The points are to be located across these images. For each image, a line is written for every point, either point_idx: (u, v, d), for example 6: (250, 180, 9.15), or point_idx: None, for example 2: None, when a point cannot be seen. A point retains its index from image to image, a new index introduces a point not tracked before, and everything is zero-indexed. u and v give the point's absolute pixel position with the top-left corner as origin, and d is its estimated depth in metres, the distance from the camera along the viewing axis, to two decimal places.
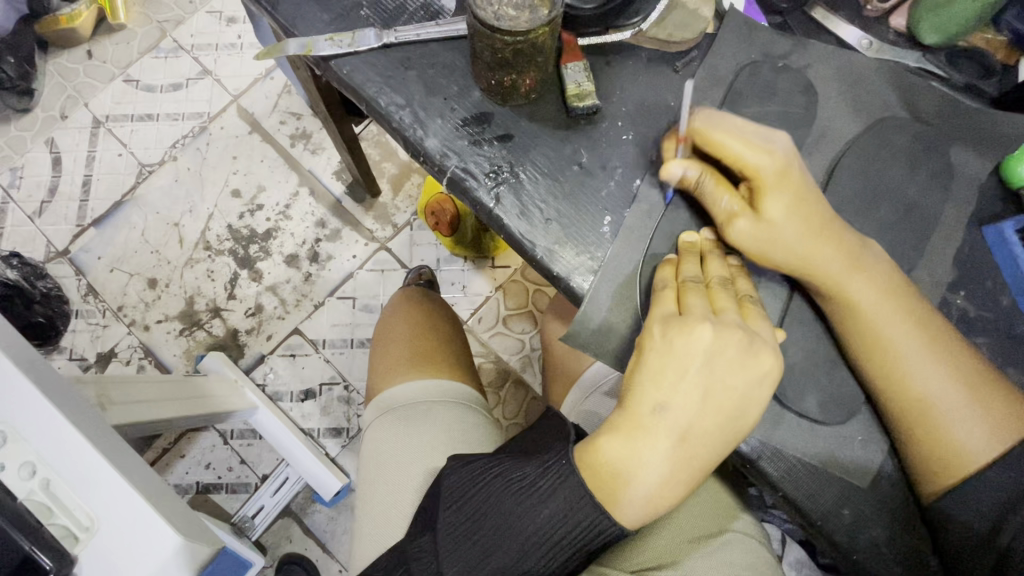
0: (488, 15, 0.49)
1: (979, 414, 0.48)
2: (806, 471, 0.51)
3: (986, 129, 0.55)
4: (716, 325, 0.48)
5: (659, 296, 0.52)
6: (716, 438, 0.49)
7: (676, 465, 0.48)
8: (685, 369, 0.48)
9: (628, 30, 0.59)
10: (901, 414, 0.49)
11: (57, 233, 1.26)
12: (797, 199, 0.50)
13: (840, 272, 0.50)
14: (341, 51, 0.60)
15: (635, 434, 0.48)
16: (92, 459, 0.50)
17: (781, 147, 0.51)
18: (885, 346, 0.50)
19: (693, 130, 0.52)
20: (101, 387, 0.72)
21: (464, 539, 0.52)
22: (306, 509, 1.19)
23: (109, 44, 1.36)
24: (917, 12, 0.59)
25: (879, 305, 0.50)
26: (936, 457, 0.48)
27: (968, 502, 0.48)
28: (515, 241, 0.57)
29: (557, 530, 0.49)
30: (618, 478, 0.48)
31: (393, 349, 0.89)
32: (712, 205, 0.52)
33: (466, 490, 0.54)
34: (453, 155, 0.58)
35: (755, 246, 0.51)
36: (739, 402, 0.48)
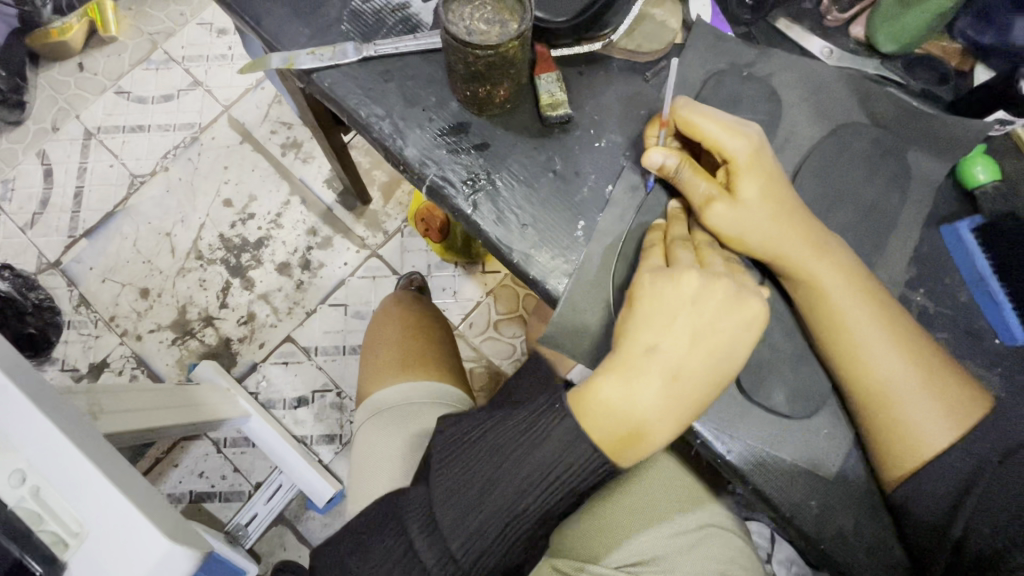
0: (460, 30, 0.51)
1: (934, 400, 0.50)
2: (775, 464, 0.53)
3: (943, 132, 0.57)
4: (703, 273, 0.51)
5: (648, 252, 0.55)
6: (705, 378, 0.50)
7: (667, 403, 0.49)
8: (674, 312, 0.50)
9: (598, 41, 0.62)
10: (861, 397, 0.51)
11: (49, 244, 1.27)
12: (768, 184, 0.53)
13: (808, 256, 0.52)
14: (321, 65, 0.62)
15: (627, 371, 0.49)
16: (80, 464, 0.50)
17: (756, 133, 0.53)
18: (849, 330, 0.51)
19: (676, 114, 0.53)
20: (93, 395, 0.72)
21: (454, 490, 0.53)
22: (300, 516, 1.20)
23: (100, 57, 1.37)
24: (872, 22, 0.61)
25: (843, 289, 0.52)
26: (895, 441, 0.50)
27: (925, 488, 0.50)
28: (493, 247, 0.59)
29: (550, 470, 0.51)
30: (610, 413, 0.49)
31: (383, 351, 0.90)
32: (690, 189, 0.53)
33: (459, 445, 0.55)
34: (432, 163, 0.60)
35: (732, 229, 0.53)
36: (728, 344, 0.50)
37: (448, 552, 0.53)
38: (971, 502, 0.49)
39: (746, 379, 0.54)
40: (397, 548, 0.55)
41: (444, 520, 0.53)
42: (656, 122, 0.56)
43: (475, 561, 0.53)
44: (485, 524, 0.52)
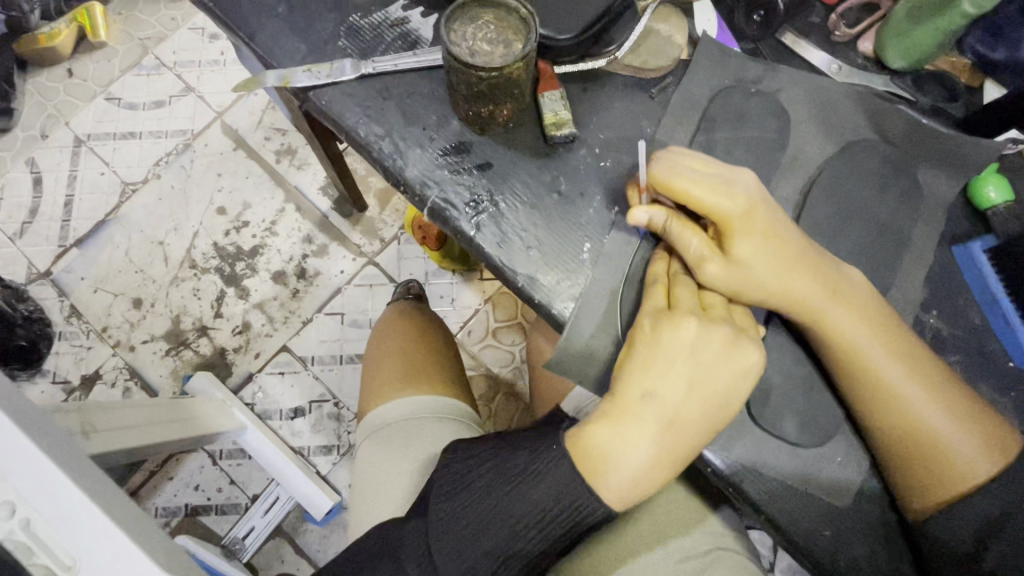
0: (462, 51, 0.50)
1: (971, 434, 0.48)
2: (787, 493, 0.52)
3: (954, 151, 0.56)
4: (702, 320, 0.50)
5: (650, 290, 0.53)
6: (702, 426, 0.49)
7: (662, 450, 0.49)
8: (671, 360, 0.49)
9: (603, 58, 0.60)
10: (892, 433, 0.50)
11: (39, 254, 1.24)
12: (767, 240, 0.50)
13: (819, 304, 0.50)
14: (318, 82, 0.60)
15: (623, 420, 0.49)
16: (73, 494, 0.48)
17: (746, 190, 0.50)
18: (872, 369, 0.50)
19: (654, 179, 0.51)
20: (86, 415, 0.71)
21: (450, 524, 0.54)
22: (298, 528, 1.16)
23: (89, 62, 1.35)
24: (884, 37, 0.59)
25: (860, 332, 0.50)
26: (925, 474, 0.49)
27: (959, 520, 0.48)
28: (497, 270, 0.57)
29: (546, 512, 0.51)
30: (606, 461, 0.49)
31: (386, 363, 0.87)
32: (682, 247, 0.52)
33: (458, 481, 0.55)
34: (433, 184, 0.59)
35: (730, 286, 0.51)
36: (725, 393, 0.49)
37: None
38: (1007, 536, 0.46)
39: (757, 408, 0.53)
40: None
41: (439, 554, 0.53)
42: (636, 188, 0.55)
43: None
44: (479, 558, 0.53)
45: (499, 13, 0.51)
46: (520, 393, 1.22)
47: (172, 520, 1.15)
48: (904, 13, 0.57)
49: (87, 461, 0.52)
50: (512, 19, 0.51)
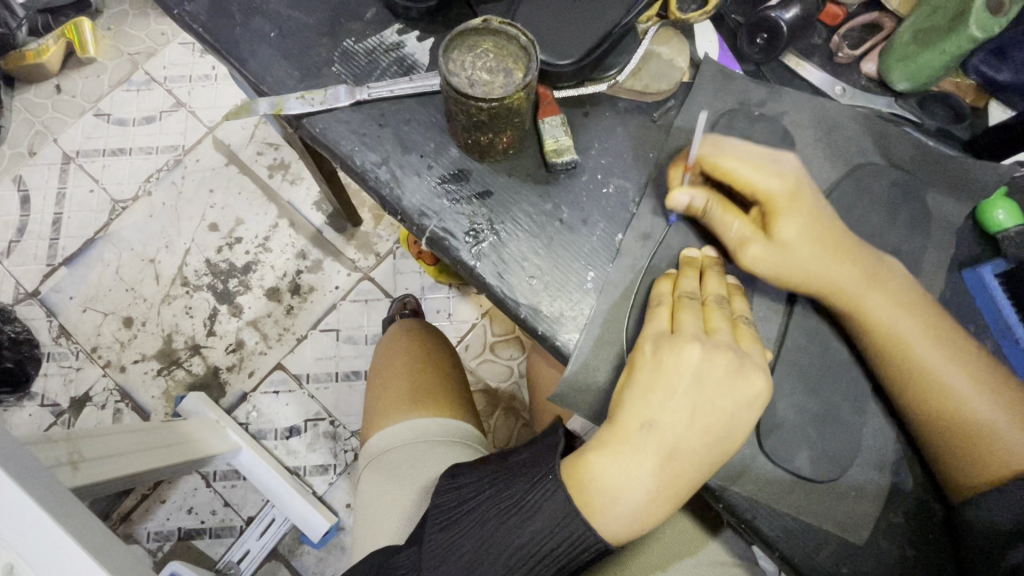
0: (461, 81, 0.49)
1: (1010, 414, 0.48)
2: (801, 529, 0.50)
3: (961, 174, 0.55)
4: (706, 346, 0.49)
5: (654, 312, 0.52)
6: (704, 457, 0.48)
7: (663, 482, 0.47)
8: (674, 387, 0.48)
9: (604, 82, 0.59)
10: (931, 416, 0.49)
11: (26, 273, 1.22)
12: (809, 221, 0.51)
13: (856, 289, 0.51)
14: (312, 109, 0.59)
15: (623, 450, 0.47)
16: (59, 540, 0.45)
17: (792, 169, 0.52)
18: (908, 350, 0.50)
19: (703, 160, 0.52)
20: (74, 442, 0.68)
21: (445, 553, 0.50)
22: (294, 551, 1.13)
23: (78, 78, 1.32)
24: (888, 59, 0.59)
25: (896, 315, 0.51)
26: (963, 455, 0.48)
27: (996, 508, 0.46)
28: (498, 301, 0.56)
29: (542, 545, 0.48)
30: (605, 493, 0.47)
31: (393, 386, 0.84)
32: (723, 231, 0.52)
33: (454, 509, 0.52)
34: (431, 214, 0.57)
35: (772, 269, 0.51)
36: (727, 422, 0.48)
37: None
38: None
39: (769, 440, 0.51)
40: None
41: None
42: (680, 165, 0.55)
43: None
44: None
45: (498, 41, 0.50)
46: (519, 408, 1.20)
47: (165, 545, 1.12)
48: (908, 37, 0.57)
49: (74, 501, 0.50)
50: (512, 46, 0.50)
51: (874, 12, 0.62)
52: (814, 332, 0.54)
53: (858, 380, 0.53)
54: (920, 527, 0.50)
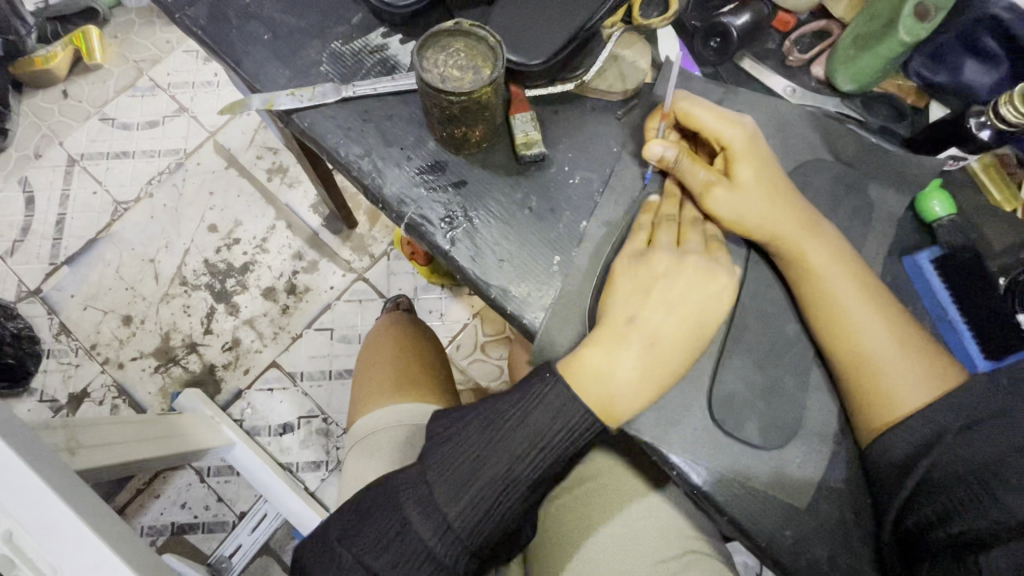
0: (434, 77, 0.53)
1: (915, 362, 0.53)
2: (749, 496, 0.54)
3: (902, 169, 0.60)
4: (675, 254, 0.57)
5: (634, 235, 0.59)
6: (685, 343, 0.55)
7: (648, 368, 0.54)
8: (650, 291, 0.56)
9: (572, 81, 0.63)
10: (855, 361, 0.53)
11: (29, 272, 1.26)
12: (762, 168, 0.57)
13: (798, 235, 0.56)
14: (301, 105, 0.63)
15: (612, 342, 0.54)
16: (55, 505, 0.49)
17: (749, 122, 0.58)
18: (835, 298, 0.54)
19: (677, 108, 0.59)
20: (71, 429, 0.72)
21: (448, 463, 0.53)
22: (285, 546, 1.16)
23: (85, 84, 1.38)
24: (832, 65, 0.63)
25: (830, 266, 0.55)
26: (870, 393, 0.52)
27: (897, 442, 0.51)
28: (471, 282, 0.60)
29: (544, 434, 0.53)
30: (599, 379, 0.53)
31: (379, 372, 0.88)
32: (690, 177, 0.58)
33: (455, 424, 0.55)
34: (410, 202, 0.61)
35: (733, 211, 0.57)
36: (700, 313, 0.55)
37: (446, 522, 0.52)
38: (927, 464, 0.49)
39: (719, 410, 0.55)
40: (390, 530, 0.53)
41: (441, 492, 0.52)
42: (656, 115, 0.60)
43: (472, 528, 0.52)
44: (481, 493, 0.52)
45: (469, 42, 0.55)
46: None
47: (159, 538, 1.15)
48: (847, 43, 0.61)
49: (71, 472, 0.53)
50: (481, 46, 0.55)
51: (823, 19, 0.67)
52: (761, 312, 0.58)
53: (803, 356, 0.57)
54: (858, 493, 0.54)
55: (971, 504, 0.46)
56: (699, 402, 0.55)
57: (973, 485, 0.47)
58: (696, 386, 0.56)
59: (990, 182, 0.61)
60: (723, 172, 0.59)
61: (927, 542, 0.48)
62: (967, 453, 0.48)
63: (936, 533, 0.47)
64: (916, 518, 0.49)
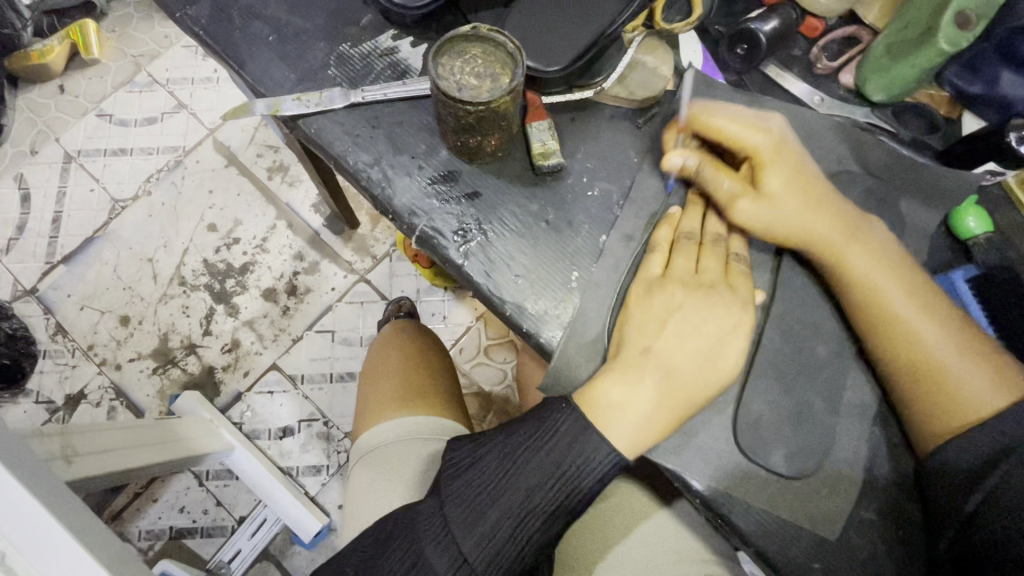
0: (450, 85, 0.51)
1: (979, 369, 0.51)
2: (774, 525, 0.52)
3: (935, 184, 0.57)
4: (686, 287, 0.55)
5: (649, 255, 0.56)
6: (699, 376, 0.52)
7: (663, 398, 0.52)
8: (666, 318, 0.54)
9: (590, 89, 0.61)
10: (910, 367, 0.52)
11: (24, 271, 1.23)
12: (794, 172, 0.55)
13: (840, 241, 0.54)
14: (308, 111, 0.61)
15: (627, 373, 0.52)
16: (46, 524, 0.45)
17: (777, 125, 0.56)
18: (887, 305, 0.53)
19: (694, 118, 0.57)
20: (67, 437, 0.69)
21: (464, 493, 0.51)
22: (285, 551, 1.14)
23: (82, 79, 1.35)
24: (862, 73, 0.61)
25: (875, 272, 0.54)
26: (933, 405, 0.51)
27: (958, 455, 0.49)
28: (485, 298, 0.57)
29: (562, 462, 0.50)
30: (615, 413, 0.51)
31: (386, 382, 0.86)
32: (714, 187, 0.56)
33: (471, 454, 0.53)
34: (422, 213, 0.59)
35: (762, 220, 0.55)
36: (715, 345, 0.53)
37: (462, 556, 0.50)
38: (996, 477, 0.47)
39: (744, 436, 0.53)
40: (404, 563, 0.51)
41: (456, 523, 0.51)
42: (672, 127, 0.58)
43: (489, 563, 0.50)
44: (498, 525, 0.50)
45: (486, 47, 0.52)
46: (511, 410, 1.20)
47: (156, 543, 1.13)
48: (880, 51, 0.59)
49: (60, 485, 0.50)
50: (499, 53, 0.52)
51: (852, 26, 0.64)
52: (789, 332, 0.55)
53: (832, 380, 0.54)
54: (889, 524, 0.52)
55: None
56: (723, 428, 0.53)
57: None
58: (719, 412, 0.53)
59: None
60: (751, 179, 0.57)
61: (994, 560, 0.46)
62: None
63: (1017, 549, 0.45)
64: (983, 533, 0.47)
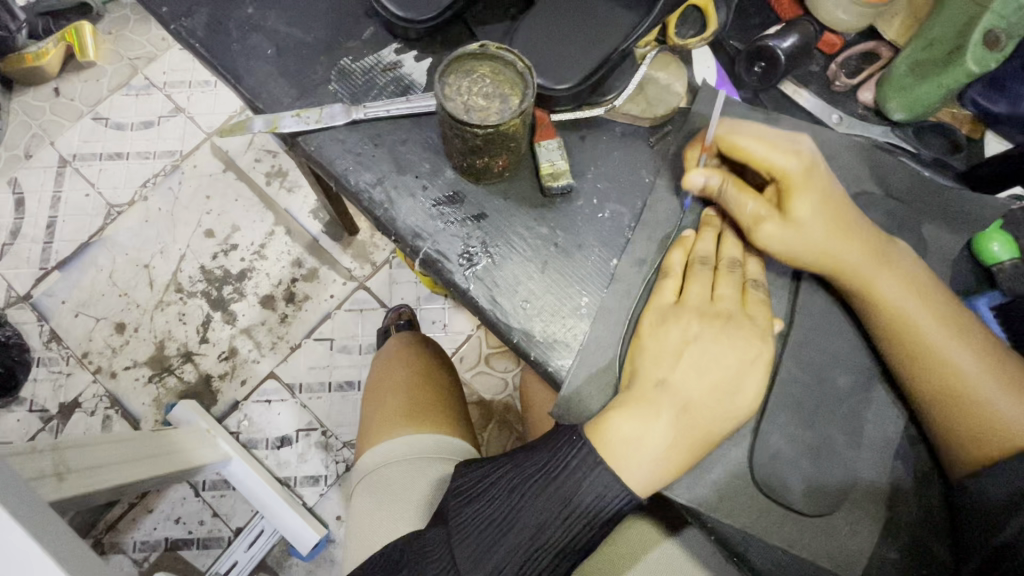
0: (457, 106, 0.49)
1: (1020, 398, 0.47)
2: (792, 563, 0.50)
3: (957, 209, 0.55)
4: (702, 318, 0.52)
5: (662, 281, 0.54)
6: (717, 411, 0.50)
7: (678, 436, 0.49)
8: (682, 348, 0.51)
9: (602, 106, 0.59)
10: (938, 391, 0.49)
11: (18, 277, 1.21)
12: (824, 197, 0.51)
13: (867, 268, 0.51)
14: (308, 128, 0.58)
15: (641, 407, 0.49)
16: (27, 555, 0.42)
17: (807, 148, 0.52)
18: (918, 333, 0.50)
19: (719, 139, 0.53)
20: (60, 452, 0.67)
21: (471, 527, 0.49)
22: (282, 563, 1.11)
23: (77, 81, 1.32)
24: (884, 91, 0.59)
25: (906, 295, 0.50)
26: (966, 432, 0.48)
27: (994, 484, 0.46)
28: (492, 325, 0.55)
29: (572, 499, 0.48)
30: (628, 449, 0.48)
31: (389, 399, 0.83)
32: (738, 209, 0.52)
33: (477, 486, 0.51)
34: (426, 236, 0.57)
35: (786, 247, 0.52)
36: (733, 379, 0.50)
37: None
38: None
39: (762, 471, 0.51)
40: None
41: (462, 558, 0.49)
42: (697, 146, 0.55)
43: None
44: (505, 560, 0.48)
45: (495, 66, 0.50)
46: (512, 420, 1.18)
47: (152, 555, 1.10)
48: (903, 70, 0.58)
49: (44, 505, 0.46)
50: (509, 72, 0.50)
51: (871, 42, 0.63)
52: (808, 362, 0.53)
53: (852, 413, 0.52)
54: (912, 562, 0.50)
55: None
56: (740, 461, 0.51)
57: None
58: (736, 447, 0.51)
59: None
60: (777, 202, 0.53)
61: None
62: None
63: None
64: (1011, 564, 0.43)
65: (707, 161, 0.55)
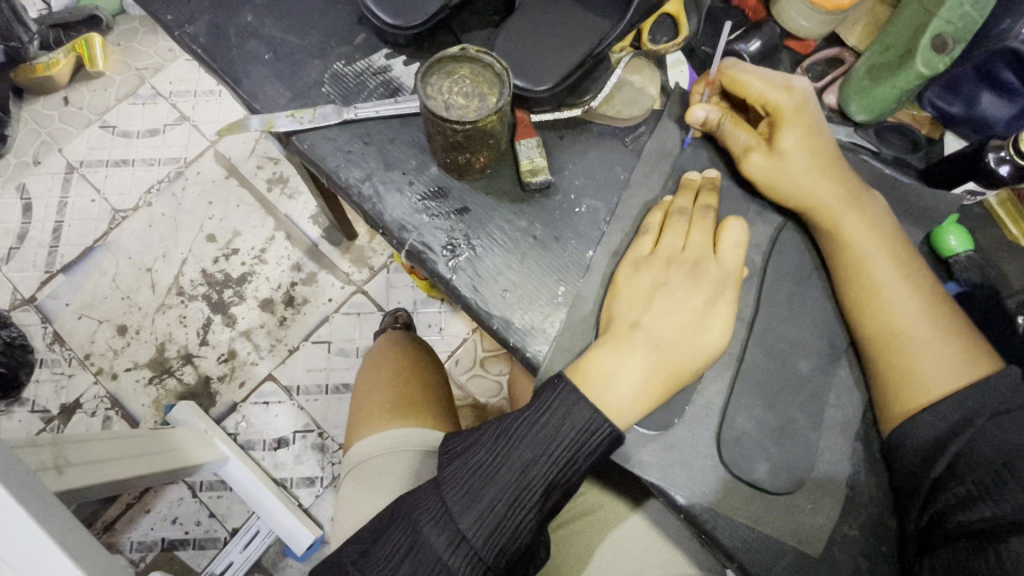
0: (438, 104, 0.52)
1: (952, 348, 0.52)
2: (758, 541, 0.52)
3: (915, 203, 0.59)
4: (672, 263, 0.56)
5: (640, 237, 0.58)
6: (687, 350, 0.53)
7: (651, 371, 0.52)
8: (653, 293, 0.55)
9: (578, 108, 0.62)
10: (885, 340, 0.53)
11: (24, 280, 1.24)
12: (808, 135, 0.57)
13: (839, 206, 0.56)
14: (301, 127, 0.62)
15: (618, 345, 0.53)
16: (21, 528, 0.42)
17: (803, 87, 0.58)
18: (870, 276, 0.54)
19: (723, 73, 0.59)
20: (59, 447, 0.68)
21: (460, 475, 0.51)
22: (277, 564, 1.13)
23: (86, 91, 1.37)
24: (845, 91, 0.64)
25: (868, 239, 0.55)
26: (904, 381, 0.52)
27: (922, 428, 0.50)
28: (473, 311, 0.58)
29: (555, 435, 0.50)
30: (606, 377, 0.52)
31: (378, 394, 0.85)
32: (730, 140, 0.59)
33: (467, 441, 0.53)
34: (411, 228, 0.60)
35: (768, 176, 0.57)
36: (696, 320, 0.54)
37: (460, 533, 0.49)
38: (957, 447, 0.49)
39: (728, 452, 0.53)
40: (403, 545, 0.50)
41: (453, 503, 0.50)
42: (703, 81, 0.61)
43: (488, 541, 0.49)
44: (494, 503, 0.49)
45: (474, 68, 0.54)
46: None
47: (148, 555, 1.12)
48: (861, 73, 0.63)
49: (37, 481, 0.46)
50: (487, 73, 0.53)
51: (835, 47, 0.68)
52: (772, 348, 0.56)
53: (815, 396, 0.55)
54: (872, 538, 0.52)
55: (991, 491, 0.46)
56: (708, 441, 0.53)
57: (995, 469, 0.46)
58: (704, 427, 0.54)
59: (1006, 217, 0.65)
60: (768, 136, 0.59)
61: (946, 527, 0.47)
62: (996, 438, 0.47)
63: (954, 518, 0.47)
64: (940, 501, 0.48)
65: (710, 98, 0.62)
